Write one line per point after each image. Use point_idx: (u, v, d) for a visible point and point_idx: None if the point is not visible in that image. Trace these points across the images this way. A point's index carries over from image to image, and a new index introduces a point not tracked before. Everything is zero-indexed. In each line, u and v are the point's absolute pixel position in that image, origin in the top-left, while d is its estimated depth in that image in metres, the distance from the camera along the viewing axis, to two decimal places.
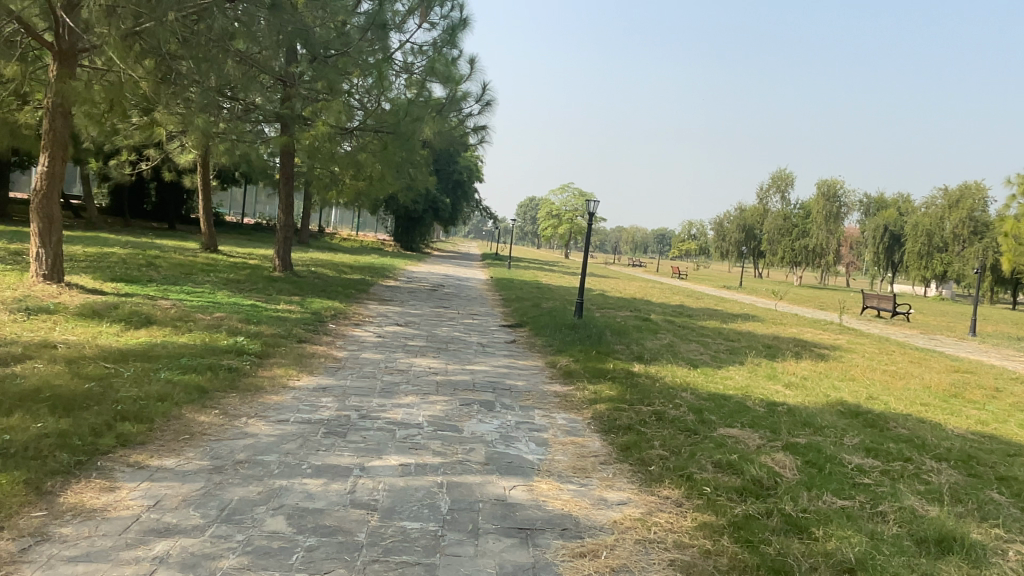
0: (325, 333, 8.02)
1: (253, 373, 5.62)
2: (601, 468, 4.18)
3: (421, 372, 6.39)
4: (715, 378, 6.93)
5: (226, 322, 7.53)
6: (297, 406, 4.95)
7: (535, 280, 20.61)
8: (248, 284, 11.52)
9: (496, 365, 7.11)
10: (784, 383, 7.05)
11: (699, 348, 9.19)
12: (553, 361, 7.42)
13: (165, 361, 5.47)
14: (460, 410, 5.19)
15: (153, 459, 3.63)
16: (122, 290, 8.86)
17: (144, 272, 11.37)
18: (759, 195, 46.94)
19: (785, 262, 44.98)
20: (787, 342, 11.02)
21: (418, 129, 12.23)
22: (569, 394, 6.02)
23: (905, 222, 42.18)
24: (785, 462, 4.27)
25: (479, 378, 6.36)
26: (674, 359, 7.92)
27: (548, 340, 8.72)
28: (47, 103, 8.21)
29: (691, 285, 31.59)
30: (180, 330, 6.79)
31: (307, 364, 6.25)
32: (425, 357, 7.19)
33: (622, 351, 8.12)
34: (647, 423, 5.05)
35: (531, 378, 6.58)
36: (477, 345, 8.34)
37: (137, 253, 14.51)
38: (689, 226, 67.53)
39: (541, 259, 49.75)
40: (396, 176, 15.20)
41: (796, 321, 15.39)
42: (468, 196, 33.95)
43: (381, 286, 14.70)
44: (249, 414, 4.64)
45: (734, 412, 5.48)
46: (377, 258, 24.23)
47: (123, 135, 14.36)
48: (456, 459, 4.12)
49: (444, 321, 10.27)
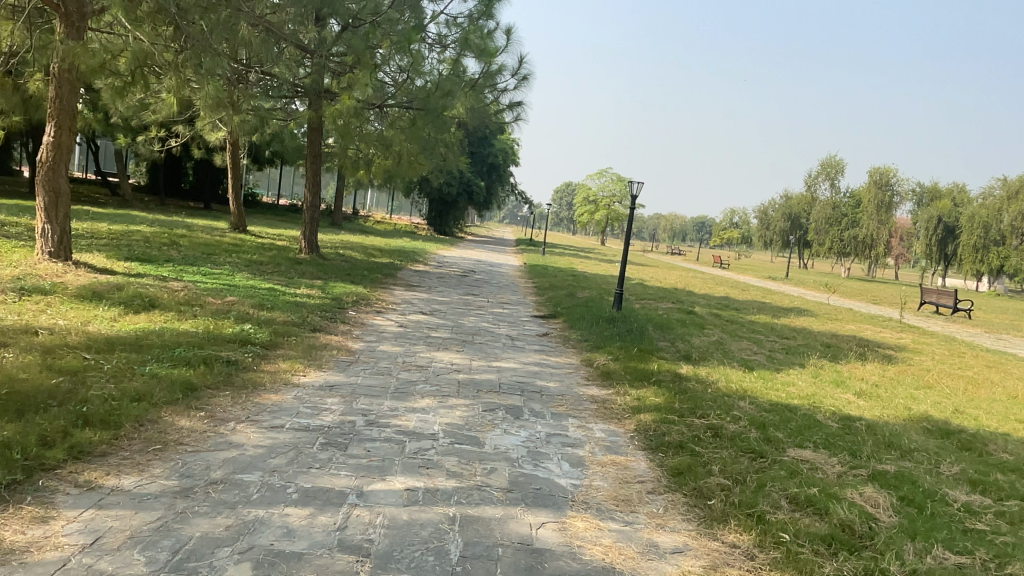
0: (343, 321, 7.39)
1: (253, 367, 5.01)
2: (649, 499, 3.44)
3: (442, 369, 5.71)
4: (774, 384, 6.12)
5: (235, 306, 6.96)
6: (297, 408, 4.30)
7: (570, 268, 19.82)
8: (270, 266, 11.00)
9: (526, 362, 6.39)
10: (853, 392, 6.19)
11: (751, 347, 8.34)
12: (590, 359, 6.68)
13: (157, 351, 4.89)
14: (483, 419, 4.49)
15: (109, 479, 3.04)
16: (135, 269, 8.40)
17: (164, 250, 10.94)
18: (806, 182, 45.17)
19: (833, 253, 43.30)
20: (847, 341, 10.06)
21: (449, 105, 11.54)
22: (609, 400, 5.27)
23: (961, 212, 40.03)
24: (877, 500, 3.49)
25: (506, 378, 5.66)
26: (725, 360, 7.10)
27: (585, 334, 7.97)
28: (54, 70, 7.78)
29: (732, 275, 30.51)
30: (184, 315, 6.23)
31: (316, 357, 5.61)
32: (449, 351, 6.52)
33: (667, 349, 7.33)
34: (702, 441, 4.29)
35: (566, 379, 5.85)
36: (506, 338, 7.64)
37: (162, 231, 14.15)
38: (731, 212, 65.39)
39: (579, 245, 48.87)
40: (427, 156, 14.53)
41: (850, 317, 14.33)
42: (504, 179, 33.23)
43: (409, 270, 14.09)
44: (240, 416, 4.01)
45: (803, 429, 4.70)
46: (409, 242, 23.70)
47: (151, 109, 13.99)
48: (474, 483, 3.41)
49: (473, 310, 9.59)
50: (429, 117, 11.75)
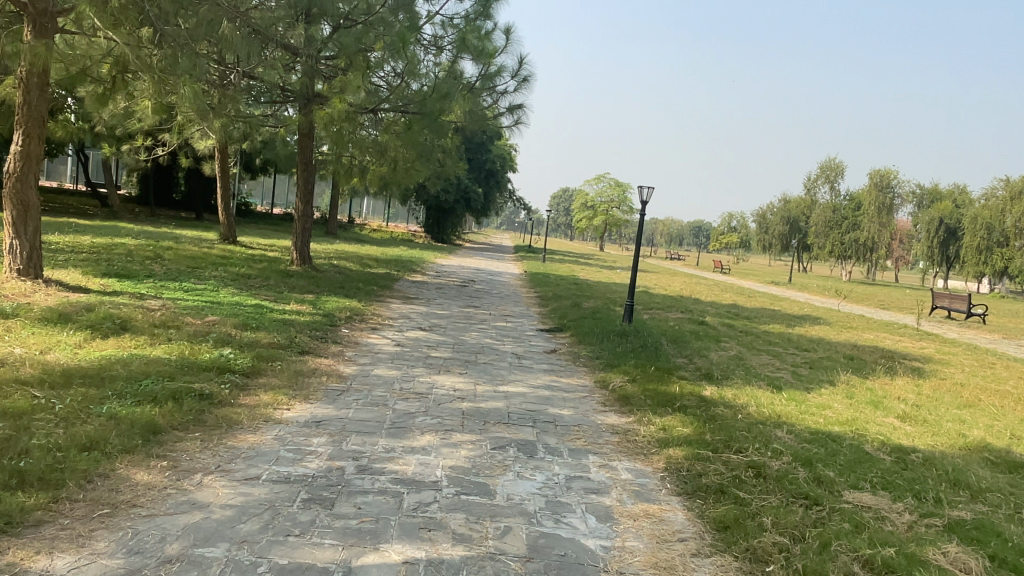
0: (334, 341, 6.81)
1: (230, 402, 4.43)
2: (695, 565, 2.88)
3: (443, 397, 5.13)
4: (809, 407, 5.57)
5: (216, 328, 6.37)
6: (276, 453, 3.72)
7: (572, 276, 19.28)
8: (259, 280, 10.44)
9: (535, 385, 5.82)
10: (896, 415, 5.63)
11: (773, 362, 7.78)
12: (604, 380, 6.11)
13: (120, 386, 4.31)
14: (491, 459, 3.91)
15: (38, 558, 2.46)
16: (111, 288, 7.81)
17: (146, 265, 10.35)
18: (807, 185, 44.72)
19: (834, 256, 42.86)
20: (870, 352, 9.50)
21: (446, 108, 10.99)
22: (631, 430, 4.69)
23: (963, 214, 39.64)
24: (966, 563, 2.93)
25: (515, 406, 5.08)
26: (750, 379, 6.53)
27: (596, 350, 7.40)
28: (21, 72, 7.20)
29: (734, 280, 30.05)
30: (158, 339, 5.65)
31: (302, 386, 5.04)
32: (450, 374, 5.93)
33: (686, 367, 6.76)
34: (745, 483, 3.72)
35: (581, 406, 5.27)
36: (512, 357, 7.07)
37: (148, 244, 13.55)
38: (729, 216, 64.81)
39: (576, 252, 48.25)
40: (423, 162, 13.97)
41: (865, 325, 13.78)
42: (501, 185, 32.77)
43: (406, 281, 13.53)
44: (208, 466, 3.43)
45: (855, 466, 4.13)
46: (405, 250, 23.15)
47: (135, 117, 13.42)
48: (487, 550, 2.84)
49: (474, 324, 9.01)
50: (426, 121, 11.21)
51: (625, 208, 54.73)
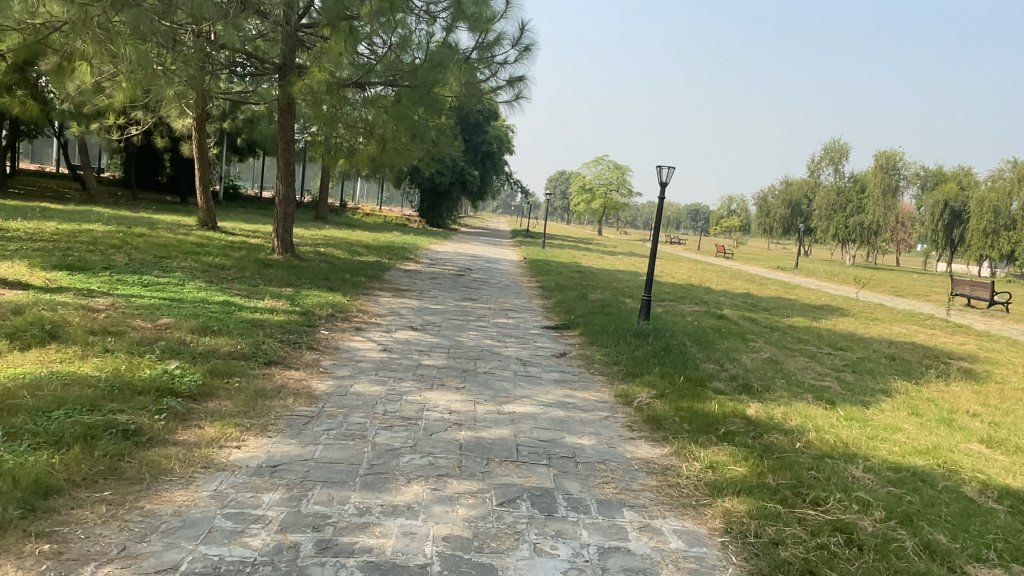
0: (309, 347, 5.84)
1: (163, 441, 3.46)
2: None
3: (436, 424, 4.16)
4: (876, 432, 4.64)
5: (167, 333, 5.39)
6: (209, 522, 2.75)
7: (574, 262, 18.30)
8: (234, 271, 9.44)
9: (546, 404, 4.84)
10: (981, 440, 4.70)
11: (813, 366, 6.83)
12: (627, 396, 5.14)
13: (17, 422, 3.33)
14: (498, 524, 2.95)
15: None
16: (54, 284, 6.80)
17: (107, 254, 9.33)
18: (810, 167, 43.65)
19: (836, 240, 41.80)
20: (911, 351, 8.57)
21: (440, 80, 9.96)
22: (670, 470, 3.76)
23: (969, 196, 38.64)
24: None
25: (525, 435, 4.12)
26: (795, 391, 5.58)
27: (612, 354, 6.44)
28: None
29: (739, 265, 29.09)
30: (91, 351, 4.67)
31: (260, 412, 4.07)
32: (444, 390, 4.96)
33: (719, 375, 5.81)
34: (841, 561, 2.77)
35: (603, 432, 4.33)
36: (517, 363, 6.13)
37: (118, 230, 12.51)
38: (729, 199, 63.27)
39: (573, 236, 47.24)
40: (416, 142, 12.92)
41: (890, 315, 12.85)
42: (499, 167, 31.67)
43: (398, 270, 12.54)
44: (108, 551, 2.48)
45: (966, 524, 3.20)
46: (400, 236, 22.16)
47: (99, 92, 12.27)
48: None
49: (471, 322, 8.04)
50: (417, 94, 10.20)
51: (625, 190, 53.94)
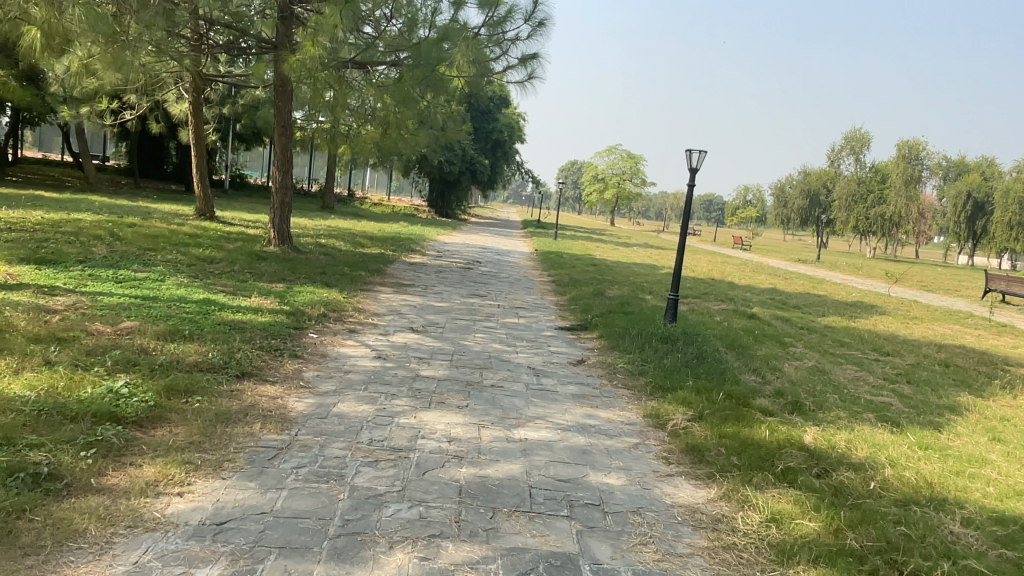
0: (293, 354, 5.12)
1: (81, 489, 2.73)
2: None
3: (431, 458, 3.42)
4: (963, 467, 3.85)
5: (127, 339, 4.67)
6: None
7: (588, 255, 17.49)
8: (223, 265, 8.76)
9: (564, 428, 4.08)
10: None
11: (862, 377, 6.04)
12: (659, 417, 4.38)
13: None
14: None
15: None
16: (14, 280, 6.10)
17: (86, 246, 8.65)
18: (830, 156, 42.49)
19: (855, 231, 40.49)
20: (963, 356, 7.73)
21: (447, 58, 8.99)
22: (722, 523, 2.99)
23: (992, 187, 37.32)
24: None
25: (540, 473, 3.38)
26: (852, 409, 4.81)
27: (637, 362, 5.68)
28: None
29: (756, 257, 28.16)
30: (28, 364, 3.95)
31: (218, 444, 3.34)
32: (443, 410, 4.21)
33: (762, 390, 5.05)
34: None
35: (635, 467, 3.57)
36: (528, 372, 5.39)
37: (108, 220, 11.87)
38: (745, 189, 61.74)
39: (586, 226, 46.28)
40: (423, 127, 12.14)
41: (927, 313, 11.99)
42: (509, 156, 30.85)
43: (402, 264, 11.82)
44: None
45: None
46: (407, 227, 21.44)
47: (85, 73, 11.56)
48: None
49: (478, 322, 7.30)
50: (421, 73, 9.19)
51: (637, 180, 53.04)
